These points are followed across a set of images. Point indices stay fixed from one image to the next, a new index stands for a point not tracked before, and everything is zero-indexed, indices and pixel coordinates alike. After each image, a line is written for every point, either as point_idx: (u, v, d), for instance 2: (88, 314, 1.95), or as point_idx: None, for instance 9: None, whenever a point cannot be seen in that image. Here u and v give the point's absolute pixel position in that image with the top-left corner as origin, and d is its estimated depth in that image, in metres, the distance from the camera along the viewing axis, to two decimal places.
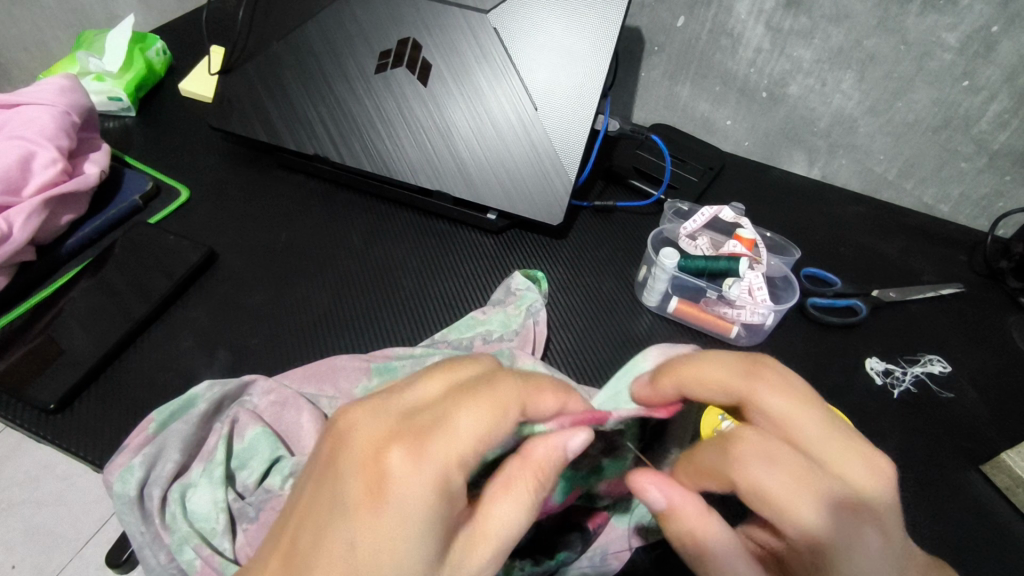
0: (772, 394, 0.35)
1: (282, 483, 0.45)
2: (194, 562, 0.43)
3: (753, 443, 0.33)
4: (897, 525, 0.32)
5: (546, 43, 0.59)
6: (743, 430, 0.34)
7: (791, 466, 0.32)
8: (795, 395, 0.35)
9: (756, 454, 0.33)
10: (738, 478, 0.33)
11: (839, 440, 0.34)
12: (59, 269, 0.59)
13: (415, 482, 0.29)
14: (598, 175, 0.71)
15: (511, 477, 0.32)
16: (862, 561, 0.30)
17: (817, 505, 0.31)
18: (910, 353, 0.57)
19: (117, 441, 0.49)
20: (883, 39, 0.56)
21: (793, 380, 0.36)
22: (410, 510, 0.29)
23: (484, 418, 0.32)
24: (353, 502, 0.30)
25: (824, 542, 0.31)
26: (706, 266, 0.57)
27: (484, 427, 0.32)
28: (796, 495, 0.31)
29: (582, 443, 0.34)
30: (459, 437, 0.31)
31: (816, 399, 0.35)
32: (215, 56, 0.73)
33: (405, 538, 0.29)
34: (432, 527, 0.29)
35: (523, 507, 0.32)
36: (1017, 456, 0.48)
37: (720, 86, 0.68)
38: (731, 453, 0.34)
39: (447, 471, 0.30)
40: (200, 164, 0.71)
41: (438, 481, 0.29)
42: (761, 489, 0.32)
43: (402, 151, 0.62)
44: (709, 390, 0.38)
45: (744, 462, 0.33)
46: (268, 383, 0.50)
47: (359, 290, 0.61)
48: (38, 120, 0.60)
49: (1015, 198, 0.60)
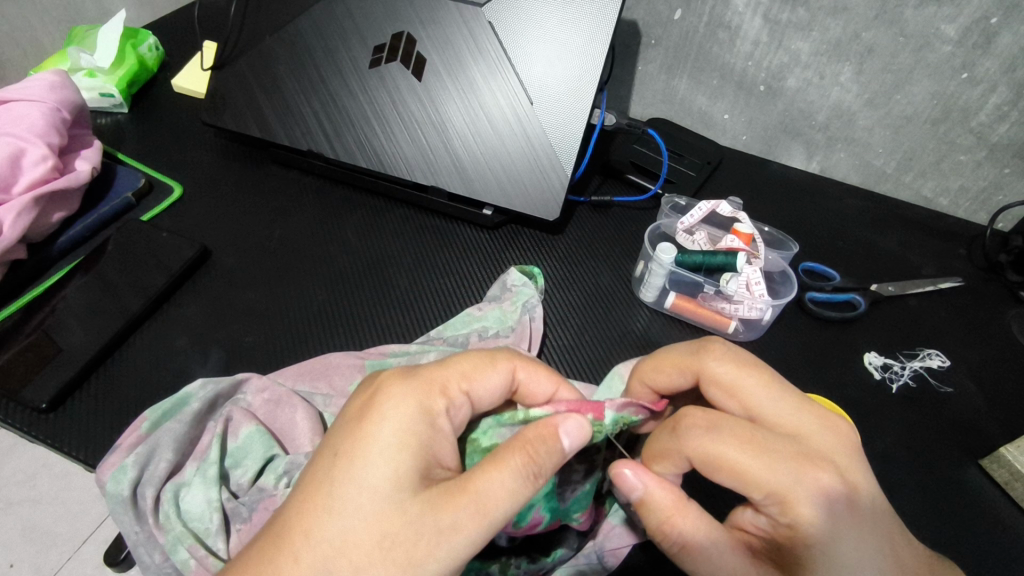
0: (711, 365, 0.39)
1: (277, 482, 0.44)
2: (188, 562, 0.42)
3: (696, 416, 0.37)
4: (844, 464, 0.35)
5: (541, 37, 0.59)
6: (688, 410, 0.38)
7: (735, 429, 0.35)
8: (732, 362, 0.39)
9: (701, 426, 0.36)
10: (691, 452, 0.36)
11: (777, 397, 0.37)
12: (50, 268, 0.59)
13: (402, 400, 0.35)
14: (595, 170, 0.70)
15: (500, 451, 0.33)
16: (815, 500, 0.33)
17: (767, 460, 0.34)
18: (908, 348, 0.57)
19: (110, 440, 0.49)
20: (881, 31, 0.55)
21: (730, 349, 0.40)
22: (392, 426, 0.34)
23: (469, 361, 0.38)
24: (352, 423, 0.35)
25: (782, 494, 0.33)
26: (703, 261, 0.56)
27: (467, 368, 0.37)
28: (746, 454, 0.34)
29: (578, 428, 0.35)
30: (444, 372, 0.37)
31: (754, 363, 0.39)
32: (208, 52, 0.72)
33: (383, 451, 0.33)
34: (410, 446, 0.34)
35: (508, 472, 0.32)
36: (1016, 451, 0.48)
37: (718, 80, 0.67)
38: (681, 429, 0.37)
39: (431, 395, 0.36)
40: (194, 160, 0.70)
41: (420, 404, 0.35)
42: (712, 455, 0.35)
43: (397, 146, 0.62)
44: (664, 374, 0.41)
45: (693, 434, 0.36)
46: (261, 381, 0.49)
47: (354, 287, 0.60)
48: (28, 117, 0.60)
49: (1014, 191, 0.60)
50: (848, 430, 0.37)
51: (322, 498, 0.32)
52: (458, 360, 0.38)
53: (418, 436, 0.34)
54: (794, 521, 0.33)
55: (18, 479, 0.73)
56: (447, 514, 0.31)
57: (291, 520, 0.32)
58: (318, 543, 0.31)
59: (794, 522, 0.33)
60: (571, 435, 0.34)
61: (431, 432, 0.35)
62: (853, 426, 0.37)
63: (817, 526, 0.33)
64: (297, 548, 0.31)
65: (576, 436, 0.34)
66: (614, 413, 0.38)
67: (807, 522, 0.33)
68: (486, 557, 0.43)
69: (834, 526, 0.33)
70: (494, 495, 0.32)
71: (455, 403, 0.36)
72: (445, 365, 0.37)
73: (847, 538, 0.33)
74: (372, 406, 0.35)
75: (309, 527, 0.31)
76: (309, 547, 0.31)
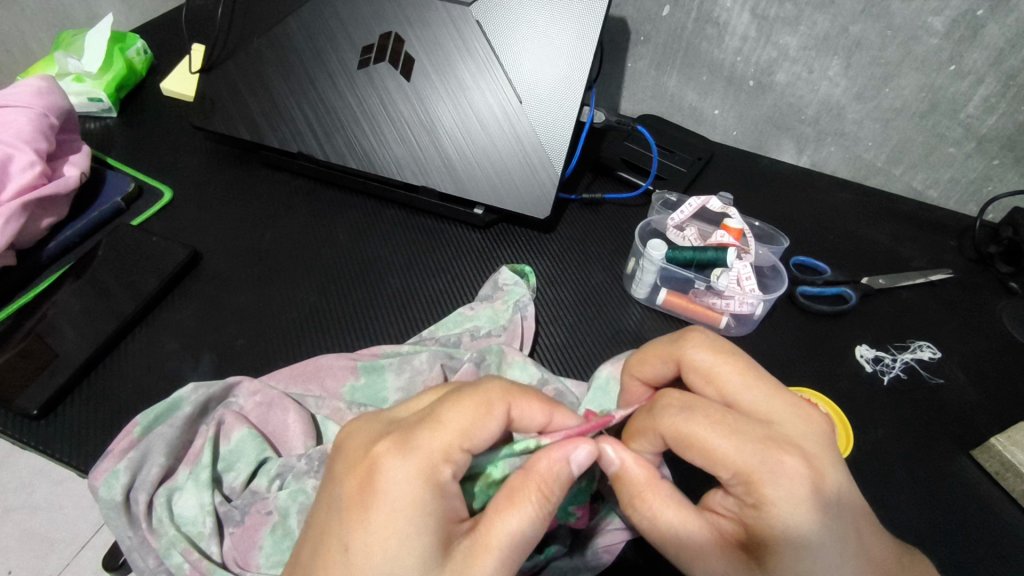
0: (690, 352, 0.39)
1: (270, 485, 0.44)
2: (183, 566, 0.42)
3: (674, 397, 0.37)
4: (814, 452, 0.35)
5: (530, 37, 0.59)
6: (668, 391, 0.38)
7: (708, 410, 0.36)
8: (710, 350, 0.39)
9: (676, 405, 0.37)
10: (666, 429, 0.37)
11: (752, 384, 0.37)
12: (40, 274, 0.59)
13: (404, 479, 0.33)
14: (586, 168, 0.70)
15: (515, 489, 0.33)
16: (783, 482, 0.33)
17: (737, 440, 0.34)
18: (899, 340, 0.57)
19: (102, 446, 0.49)
20: (868, 25, 0.55)
21: (710, 337, 0.40)
22: (402, 510, 0.32)
23: (467, 415, 0.35)
24: (353, 505, 0.33)
25: (749, 474, 0.34)
26: (693, 258, 0.55)
27: (464, 425, 0.34)
28: (717, 434, 0.35)
29: (586, 455, 0.34)
30: (440, 437, 0.34)
31: (731, 351, 0.39)
32: (196, 55, 0.72)
33: (400, 537, 0.32)
34: (424, 525, 0.32)
35: (528, 518, 0.33)
36: (1006, 441, 0.48)
37: (707, 76, 0.68)
38: (658, 408, 0.37)
39: (434, 464, 0.33)
40: (184, 164, 0.70)
41: (425, 479, 0.33)
42: (683, 433, 0.36)
43: (387, 148, 0.62)
44: (649, 365, 0.42)
45: (669, 413, 0.37)
46: (254, 384, 0.49)
47: (346, 288, 0.60)
48: (15, 123, 0.60)
49: (1004, 182, 0.60)
50: (823, 422, 0.37)
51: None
52: (453, 415, 0.35)
53: (432, 512, 0.33)
54: (759, 501, 0.33)
55: (14, 486, 0.73)
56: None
57: None
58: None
59: (759, 503, 0.33)
60: (582, 465, 0.34)
61: (443, 502, 0.33)
62: (828, 419, 0.37)
63: (783, 508, 0.33)
64: None
65: (586, 464, 0.34)
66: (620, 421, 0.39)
67: (772, 504, 0.33)
68: None
69: (799, 509, 0.33)
70: (514, 538, 0.32)
71: (459, 461, 0.34)
72: (441, 426, 0.34)
73: (812, 523, 0.33)
74: (376, 491, 0.33)
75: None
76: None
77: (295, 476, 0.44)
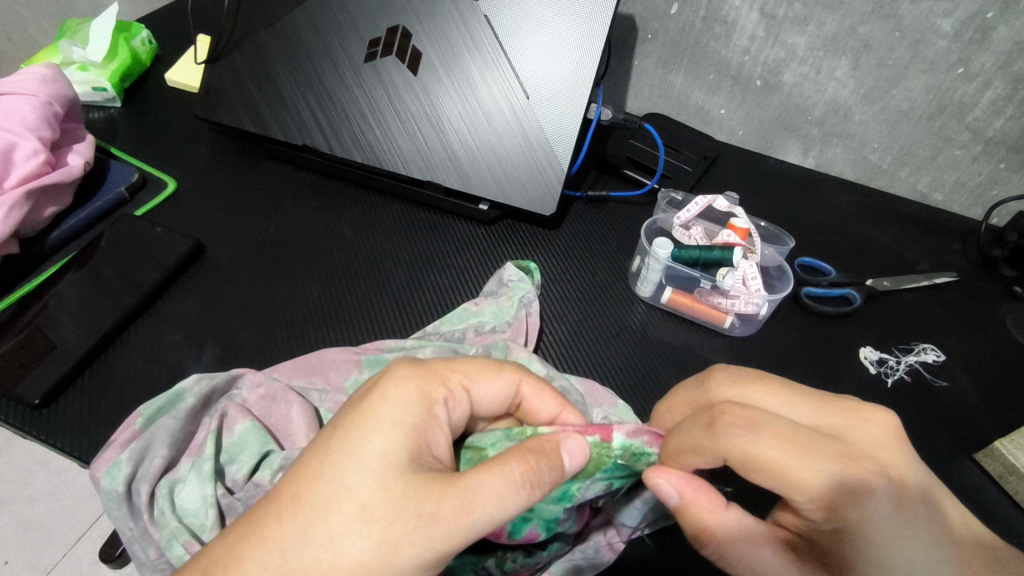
0: (718, 391, 0.39)
1: (271, 478, 0.44)
2: (184, 558, 0.42)
3: (733, 414, 0.35)
4: (887, 460, 0.35)
5: (536, 29, 0.59)
6: (724, 405, 0.35)
7: (776, 428, 0.34)
8: (736, 383, 0.39)
9: (740, 424, 0.34)
10: (729, 451, 0.34)
11: (796, 402, 0.37)
12: (43, 263, 0.58)
13: (404, 385, 0.35)
14: (592, 166, 0.70)
15: (499, 455, 0.33)
16: (868, 500, 0.33)
17: (813, 462, 0.33)
18: (904, 343, 0.57)
19: (103, 437, 0.48)
20: (878, 25, 0.55)
21: (731, 371, 0.40)
22: (392, 409, 0.34)
23: (478, 365, 0.39)
24: (352, 399, 0.36)
25: (830, 499, 0.32)
26: (699, 256, 0.56)
27: (473, 369, 0.39)
28: (790, 454, 0.33)
29: (576, 447, 0.36)
30: (448, 368, 0.38)
31: (762, 377, 0.39)
32: (201, 45, 0.70)
33: (379, 426, 0.34)
34: (405, 427, 0.34)
35: (502, 474, 0.32)
36: (1010, 445, 0.48)
37: (714, 74, 0.67)
38: (719, 427, 0.34)
39: (433, 385, 0.36)
40: (188, 155, 0.70)
41: (420, 389, 0.36)
42: (753, 456, 0.33)
43: (393, 142, 0.61)
44: (680, 414, 0.42)
45: (732, 433, 0.34)
46: (257, 376, 0.49)
47: (351, 281, 0.60)
48: (19, 111, 0.59)
49: (1009, 186, 0.60)
50: (891, 419, 0.36)
51: (313, 468, 0.32)
52: (465, 362, 0.39)
53: (415, 417, 0.34)
54: (841, 522, 0.33)
55: (12, 476, 0.73)
56: (430, 501, 0.31)
57: (283, 482, 0.32)
58: (305, 508, 0.31)
59: (842, 524, 0.33)
60: (571, 454, 0.35)
61: (426, 417, 0.35)
62: (893, 412, 0.37)
63: (868, 526, 0.32)
64: (283, 506, 0.31)
65: (574, 456, 0.36)
66: (625, 437, 0.38)
67: (857, 523, 0.32)
68: (482, 551, 0.43)
69: (885, 525, 0.32)
70: (485, 494, 0.31)
71: (455, 396, 0.37)
72: (453, 364, 0.38)
73: (900, 535, 0.32)
74: (373, 387, 0.36)
75: (294, 495, 0.32)
76: (294, 512, 0.31)
77: None
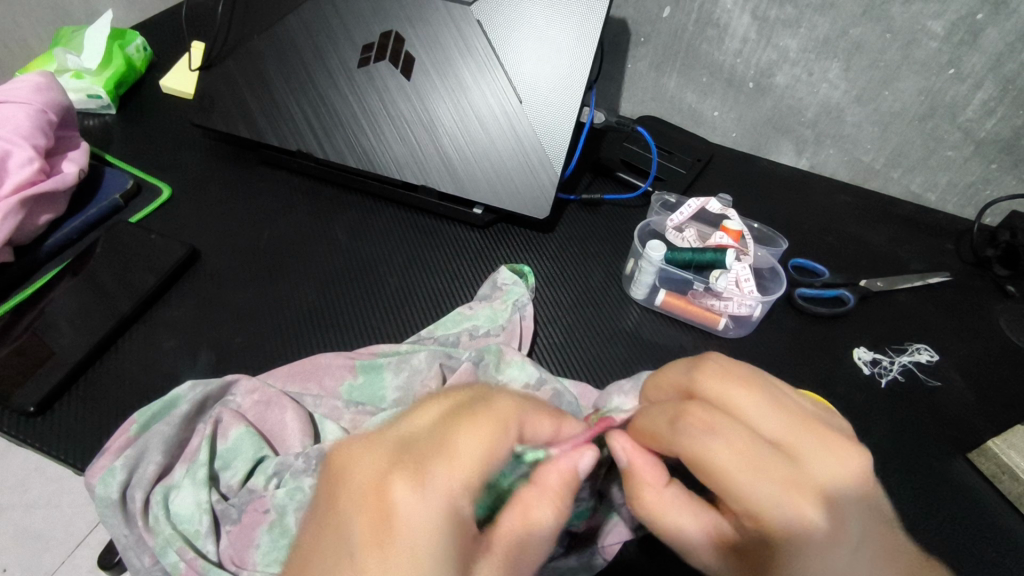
0: (702, 382, 0.37)
1: (266, 483, 0.45)
2: (178, 565, 0.42)
3: (698, 414, 0.35)
4: (842, 501, 0.32)
5: (530, 35, 0.59)
6: (692, 405, 0.36)
7: (732, 435, 0.34)
8: (721, 378, 0.37)
9: (697, 424, 0.35)
10: (681, 448, 0.35)
11: (772, 409, 0.35)
12: (38, 270, 0.58)
13: (425, 510, 0.28)
14: (585, 169, 0.71)
15: (528, 502, 0.32)
16: (797, 531, 0.31)
17: (756, 476, 0.32)
18: (897, 343, 0.57)
19: (99, 444, 0.48)
20: (868, 27, 0.56)
21: (724, 366, 0.38)
22: (422, 548, 0.27)
23: (483, 436, 0.32)
24: (357, 545, 0.27)
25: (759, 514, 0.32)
26: (692, 259, 0.55)
27: (484, 445, 0.31)
28: (736, 463, 0.33)
29: (591, 460, 0.35)
30: (458, 463, 0.30)
31: (747, 377, 0.37)
32: (196, 52, 0.71)
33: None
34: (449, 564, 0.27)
35: (548, 513, 0.32)
36: (1003, 444, 0.48)
37: (707, 77, 0.68)
38: (679, 423, 0.35)
39: (453, 498, 0.29)
40: (183, 161, 0.70)
41: (445, 508, 0.28)
42: (701, 457, 0.34)
43: (386, 146, 0.62)
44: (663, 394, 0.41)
45: (687, 431, 0.35)
46: (251, 382, 0.49)
47: (344, 287, 0.60)
48: (13, 118, 0.59)
49: (1002, 186, 0.60)
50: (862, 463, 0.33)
51: None
52: (467, 439, 0.31)
53: (453, 545, 0.28)
54: (767, 539, 0.32)
55: (10, 483, 0.73)
56: None
57: None
58: None
59: (767, 541, 0.32)
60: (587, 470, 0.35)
61: (463, 537, 0.29)
62: (871, 455, 0.34)
63: (790, 552, 0.31)
64: None
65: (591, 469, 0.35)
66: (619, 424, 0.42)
67: (782, 547, 0.31)
68: None
69: (807, 555, 0.31)
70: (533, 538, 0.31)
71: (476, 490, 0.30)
72: (457, 454, 0.31)
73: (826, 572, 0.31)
74: (383, 518, 0.28)
75: None
76: None
77: (292, 475, 0.45)
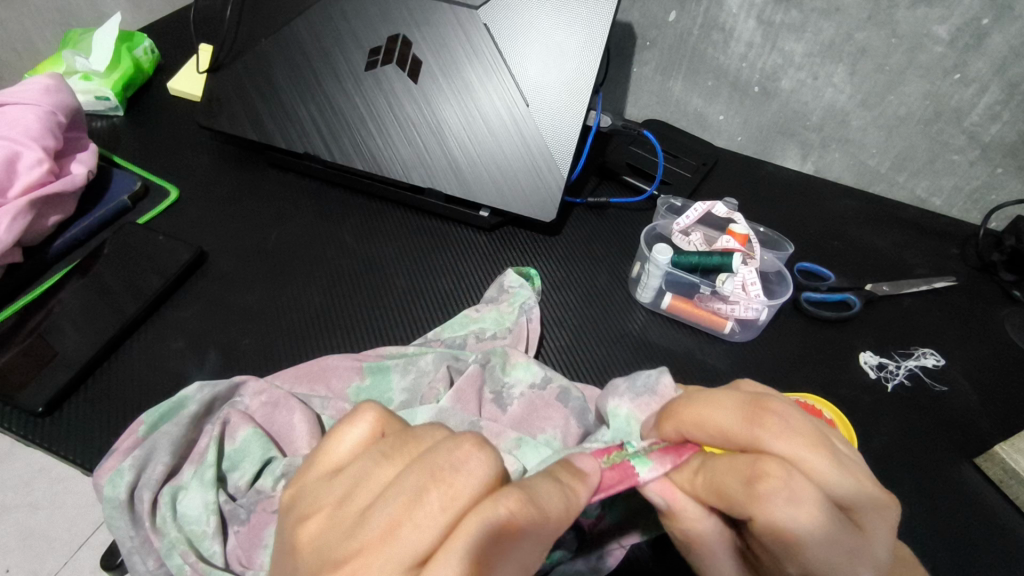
0: (770, 438, 0.30)
1: (275, 485, 0.44)
2: (183, 568, 0.42)
3: (780, 482, 0.28)
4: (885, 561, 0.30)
5: (536, 38, 0.59)
6: (773, 468, 0.29)
7: (816, 509, 0.28)
8: (793, 433, 0.30)
9: (782, 496, 0.28)
10: (761, 516, 0.29)
11: (848, 473, 0.29)
12: (46, 271, 0.59)
13: None
14: (591, 172, 0.71)
15: None
16: None
17: (828, 549, 0.29)
18: (903, 347, 0.57)
19: (106, 445, 0.49)
20: (874, 32, 0.56)
21: (792, 416, 0.31)
22: None
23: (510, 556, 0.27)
24: None
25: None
26: (699, 262, 0.56)
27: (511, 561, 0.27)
28: (815, 537, 0.28)
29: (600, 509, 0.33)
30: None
31: (818, 435, 0.30)
32: (203, 54, 0.71)
33: None
34: None
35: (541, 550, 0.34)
36: (1010, 449, 0.48)
37: (712, 81, 0.68)
38: (759, 489, 0.29)
39: None
40: (190, 163, 0.70)
41: None
42: (780, 529, 0.29)
43: (393, 149, 0.62)
44: (706, 430, 0.33)
45: (772, 501, 0.28)
46: (259, 383, 0.49)
47: (351, 289, 0.60)
48: (22, 120, 0.60)
49: (1007, 191, 0.61)
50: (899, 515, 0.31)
51: None
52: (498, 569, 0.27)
53: None
54: None
55: (13, 484, 0.73)
56: None
57: None
58: None
59: None
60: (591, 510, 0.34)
61: None
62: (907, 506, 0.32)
63: None
64: None
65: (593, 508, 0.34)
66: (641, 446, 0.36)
67: None
68: None
69: None
70: None
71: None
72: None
73: None
74: None
75: None
76: None
77: None
